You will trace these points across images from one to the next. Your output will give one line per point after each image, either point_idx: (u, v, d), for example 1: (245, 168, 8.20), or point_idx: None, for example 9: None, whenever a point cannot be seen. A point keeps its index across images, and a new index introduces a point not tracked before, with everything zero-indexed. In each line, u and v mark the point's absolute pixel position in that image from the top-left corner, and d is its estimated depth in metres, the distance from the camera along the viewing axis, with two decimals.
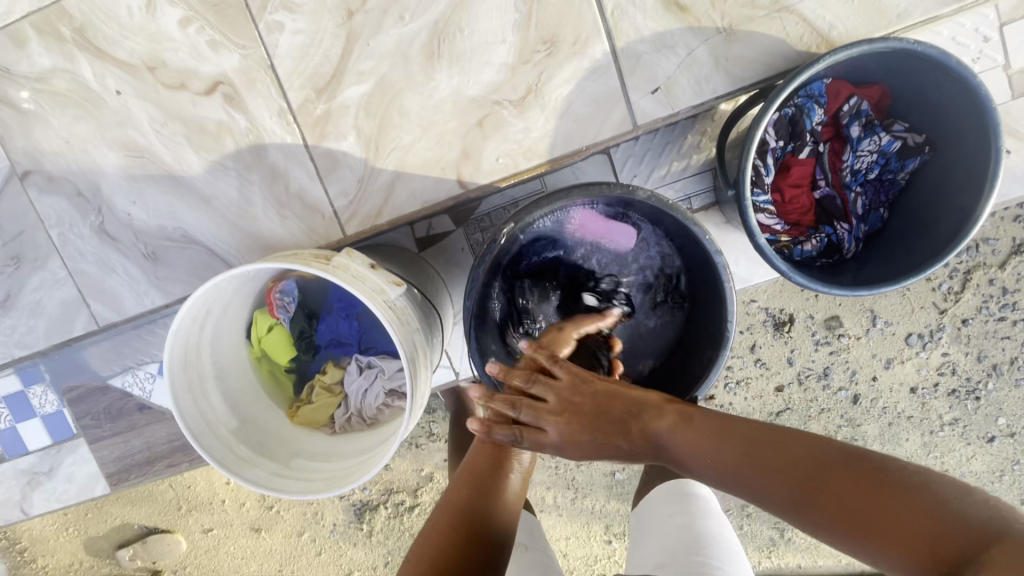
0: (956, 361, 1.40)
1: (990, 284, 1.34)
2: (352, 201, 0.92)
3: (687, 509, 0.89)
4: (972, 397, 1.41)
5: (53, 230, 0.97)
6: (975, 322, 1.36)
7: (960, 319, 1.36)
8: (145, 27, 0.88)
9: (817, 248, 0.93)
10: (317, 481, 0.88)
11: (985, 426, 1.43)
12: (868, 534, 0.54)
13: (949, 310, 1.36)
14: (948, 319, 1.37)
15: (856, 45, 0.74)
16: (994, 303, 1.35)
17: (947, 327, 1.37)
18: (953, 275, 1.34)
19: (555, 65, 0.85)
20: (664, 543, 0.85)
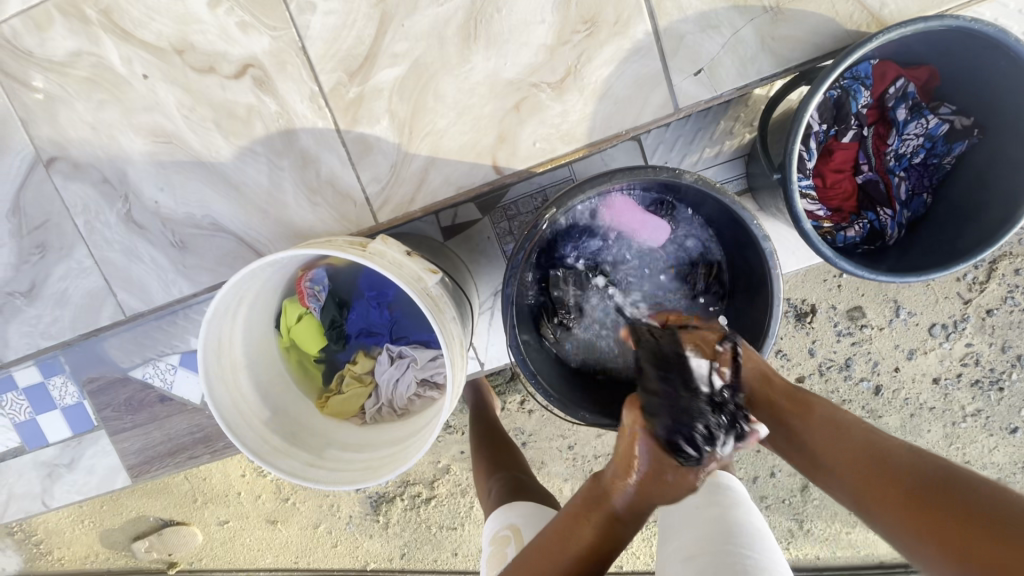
0: (980, 351, 1.38)
1: (1016, 274, 1.32)
2: (385, 187, 0.90)
3: (718, 494, 0.69)
4: (996, 387, 1.40)
5: (79, 218, 0.95)
6: (999, 312, 1.34)
7: (985, 309, 1.34)
8: (172, 8, 0.86)
9: (859, 235, 0.91)
10: (351, 471, 0.87)
11: (1008, 417, 1.42)
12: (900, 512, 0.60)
13: (974, 300, 1.34)
14: (972, 310, 1.35)
15: (911, 23, 0.72)
16: (1020, 294, 1.34)
17: (972, 317, 1.36)
18: (979, 265, 1.32)
19: (595, 45, 0.83)
20: (694, 530, 0.65)
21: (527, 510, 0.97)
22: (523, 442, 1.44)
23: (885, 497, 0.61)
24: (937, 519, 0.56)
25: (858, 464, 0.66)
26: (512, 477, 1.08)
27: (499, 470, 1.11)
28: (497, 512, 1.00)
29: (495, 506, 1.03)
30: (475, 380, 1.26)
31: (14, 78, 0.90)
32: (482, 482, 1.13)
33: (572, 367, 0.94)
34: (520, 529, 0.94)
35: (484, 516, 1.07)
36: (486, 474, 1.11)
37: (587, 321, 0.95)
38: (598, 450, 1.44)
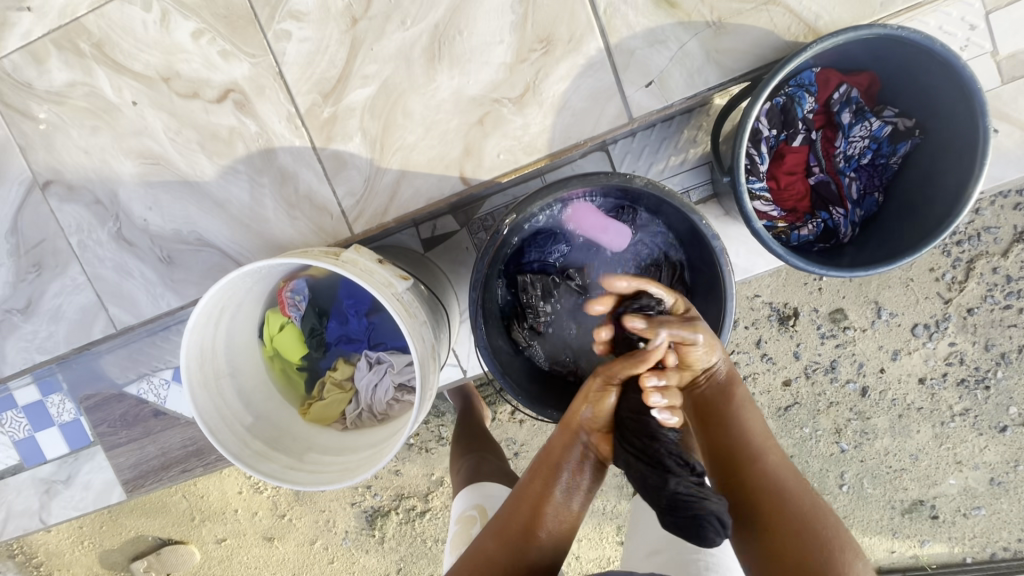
0: (964, 350, 1.40)
1: (994, 272, 1.35)
2: (359, 200, 0.95)
3: None
4: (982, 386, 1.42)
5: (73, 237, 1.01)
6: (981, 311, 1.37)
7: (965, 308, 1.36)
8: (159, 40, 0.92)
9: (813, 234, 0.95)
10: (330, 473, 0.90)
11: (997, 415, 1.43)
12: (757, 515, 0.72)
13: (954, 299, 1.37)
14: (953, 309, 1.38)
15: (842, 33, 0.77)
16: (999, 292, 1.36)
17: (953, 317, 1.38)
18: (956, 265, 1.35)
19: (551, 62, 0.88)
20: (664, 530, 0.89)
21: (493, 492, 1.07)
22: (515, 452, 1.46)
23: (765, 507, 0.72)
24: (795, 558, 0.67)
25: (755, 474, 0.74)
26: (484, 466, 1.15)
27: (468, 453, 1.19)
28: (465, 492, 1.10)
29: (463, 484, 1.13)
30: (461, 384, 1.30)
31: (13, 108, 0.97)
32: (454, 463, 1.21)
33: (543, 369, 0.98)
34: (484, 509, 1.04)
35: (454, 492, 1.17)
36: (457, 455, 1.21)
37: (556, 324, 0.99)
38: None
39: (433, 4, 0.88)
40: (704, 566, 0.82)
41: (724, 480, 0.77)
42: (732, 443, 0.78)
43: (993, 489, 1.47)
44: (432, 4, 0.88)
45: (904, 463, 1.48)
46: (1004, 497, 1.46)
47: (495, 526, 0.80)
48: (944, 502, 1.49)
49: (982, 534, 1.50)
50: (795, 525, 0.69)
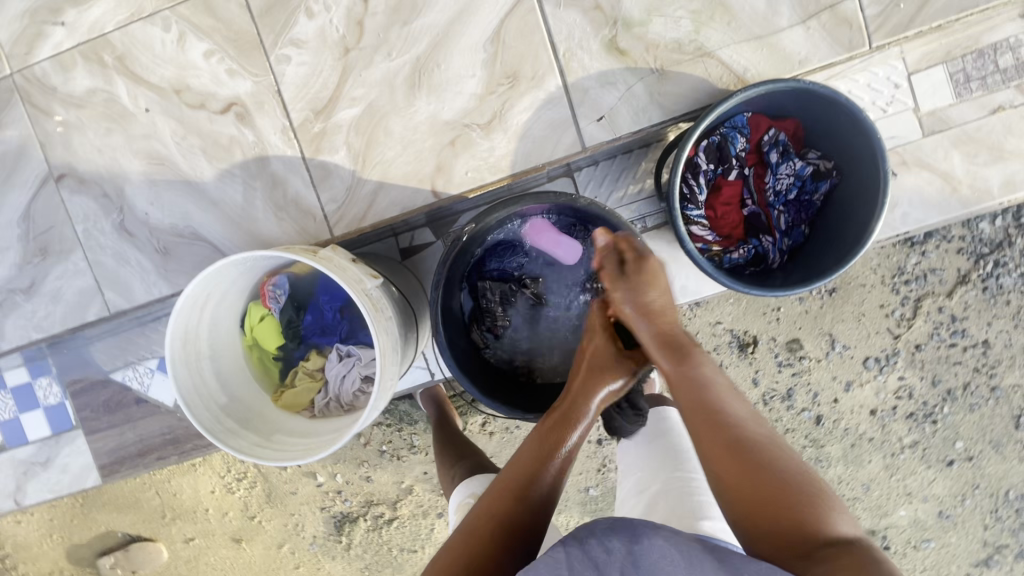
0: (912, 385, 1.49)
1: (940, 312, 1.44)
2: (341, 205, 1.06)
3: (664, 430, 1.01)
4: (930, 420, 1.50)
5: (79, 225, 1.11)
6: (928, 347, 1.46)
7: (913, 344, 1.46)
8: (174, 56, 1.05)
9: (744, 258, 1.06)
10: (295, 451, 0.98)
11: (944, 449, 1.51)
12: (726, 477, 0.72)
13: (903, 335, 1.46)
14: (902, 344, 1.46)
15: (762, 84, 0.90)
16: (945, 330, 1.45)
17: (902, 352, 1.47)
18: (905, 302, 1.44)
19: (516, 95, 1.01)
20: (652, 468, 0.97)
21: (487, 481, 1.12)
22: None
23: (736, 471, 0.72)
24: (772, 512, 0.68)
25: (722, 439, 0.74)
26: (473, 464, 1.19)
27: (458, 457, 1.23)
28: (462, 485, 1.13)
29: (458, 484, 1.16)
30: (431, 389, 1.36)
31: (37, 108, 1.08)
32: (446, 470, 1.24)
33: (497, 369, 1.07)
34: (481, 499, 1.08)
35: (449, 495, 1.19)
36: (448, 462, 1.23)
37: (511, 328, 1.08)
38: None
39: (416, 40, 1.01)
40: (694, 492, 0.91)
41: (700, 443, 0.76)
42: (697, 407, 0.78)
43: (942, 522, 1.54)
44: (415, 40, 1.01)
45: (857, 492, 1.55)
46: (952, 530, 1.53)
47: (499, 487, 0.81)
48: (894, 533, 1.57)
49: (931, 567, 1.56)
50: (767, 484, 0.70)
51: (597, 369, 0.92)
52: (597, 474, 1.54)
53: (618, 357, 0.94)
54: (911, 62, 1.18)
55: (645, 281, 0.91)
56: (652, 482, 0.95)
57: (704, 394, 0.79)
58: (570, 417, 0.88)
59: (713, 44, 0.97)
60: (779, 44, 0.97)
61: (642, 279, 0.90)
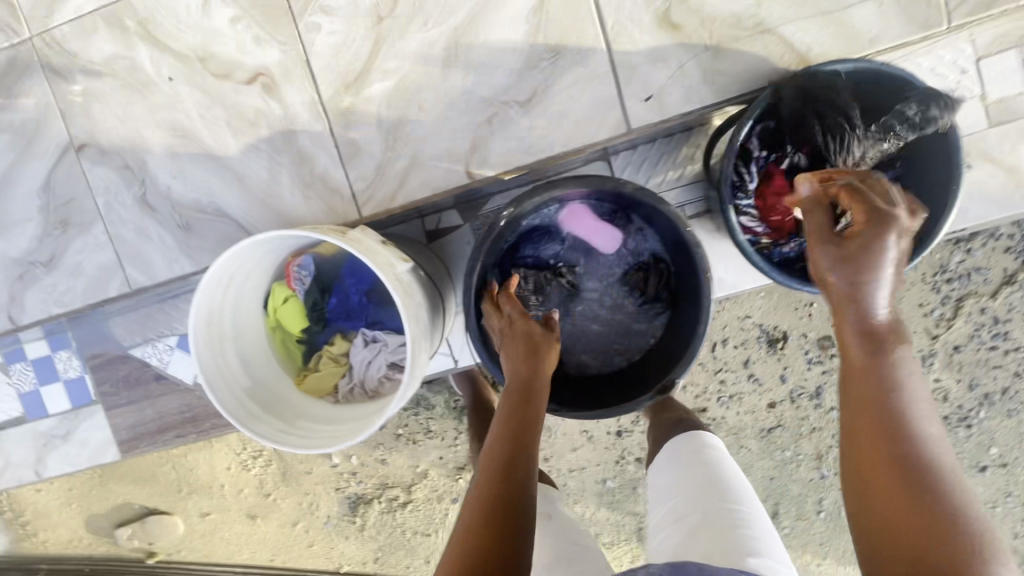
0: (948, 387, 1.42)
1: (982, 313, 1.36)
2: (370, 184, 1.01)
3: (701, 454, 0.97)
4: (964, 424, 1.44)
5: (100, 198, 1.07)
6: (966, 349, 1.38)
7: (951, 346, 1.38)
8: (199, 22, 1.00)
9: (796, 250, 1.00)
10: (319, 438, 0.95)
11: (977, 454, 1.45)
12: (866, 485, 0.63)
13: (941, 336, 1.38)
14: (940, 345, 1.39)
15: (835, 68, 0.83)
16: (986, 332, 1.38)
17: (939, 353, 1.40)
18: (945, 302, 1.36)
19: (559, 71, 0.94)
20: (688, 496, 0.91)
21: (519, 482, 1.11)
22: None
23: (871, 486, 0.62)
24: (911, 548, 0.58)
25: (870, 445, 0.63)
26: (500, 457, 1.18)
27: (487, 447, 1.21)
28: None
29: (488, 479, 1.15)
30: (469, 370, 1.33)
31: (57, 74, 1.04)
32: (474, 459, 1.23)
33: None
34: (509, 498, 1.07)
35: None
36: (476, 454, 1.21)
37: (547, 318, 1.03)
38: (572, 464, 1.51)
39: (454, 10, 0.95)
40: (737, 519, 0.86)
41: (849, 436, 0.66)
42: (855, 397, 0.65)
43: None
44: (454, 10, 0.95)
45: None
46: None
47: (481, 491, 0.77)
48: None
49: None
50: (914, 516, 0.58)
51: (519, 359, 0.87)
52: (614, 466, 1.51)
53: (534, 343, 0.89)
54: (982, 45, 1.09)
55: (876, 238, 0.68)
56: (688, 510, 0.89)
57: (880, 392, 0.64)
58: (524, 394, 0.84)
59: (775, 21, 0.90)
60: (848, 22, 0.90)
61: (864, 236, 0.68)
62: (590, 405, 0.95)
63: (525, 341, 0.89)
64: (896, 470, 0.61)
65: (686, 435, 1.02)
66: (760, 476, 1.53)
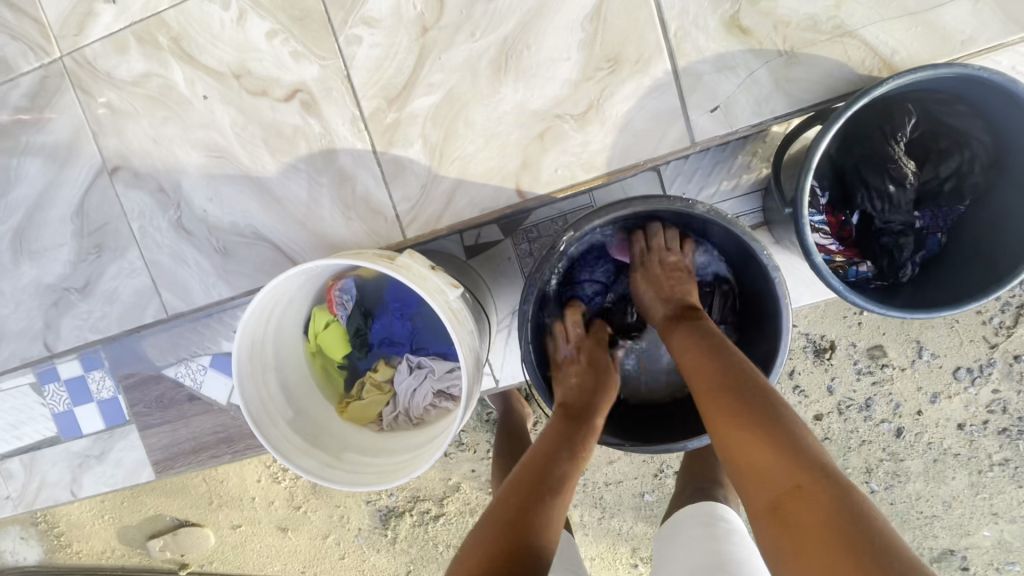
0: (1008, 399, 1.33)
1: None
2: (415, 205, 0.96)
3: (709, 523, 0.92)
4: None
5: (135, 222, 1.04)
6: None
7: (1013, 355, 1.29)
8: (234, 37, 0.95)
9: (872, 270, 0.92)
10: (366, 474, 0.91)
11: None
12: (742, 460, 0.65)
13: (1001, 344, 1.30)
14: (999, 354, 1.31)
15: (919, 71, 0.74)
16: None
17: (998, 362, 1.31)
18: (1005, 309, 1.28)
19: (617, 82, 0.88)
20: (689, 559, 0.86)
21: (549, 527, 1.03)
22: None
23: (749, 452, 0.65)
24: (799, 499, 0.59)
25: (733, 417, 0.68)
26: None
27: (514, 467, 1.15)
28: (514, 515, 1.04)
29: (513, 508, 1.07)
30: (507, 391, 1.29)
31: (89, 94, 1.00)
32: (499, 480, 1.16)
33: None
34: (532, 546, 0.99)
35: None
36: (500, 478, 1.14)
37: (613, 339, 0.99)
38: (609, 478, 1.46)
39: (504, 18, 0.89)
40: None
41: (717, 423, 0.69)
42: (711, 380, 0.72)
43: None
44: (503, 18, 0.89)
45: (935, 509, 1.41)
46: None
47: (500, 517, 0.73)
48: (976, 553, 1.43)
49: None
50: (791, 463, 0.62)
51: (586, 381, 0.88)
52: (653, 478, 1.44)
53: (587, 369, 0.89)
54: None
55: (656, 273, 0.89)
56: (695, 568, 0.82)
57: (727, 366, 0.73)
58: (578, 419, 0.83)
59: (856, 23, 0.83)
60: (937, 22, 0.82)
61: (647, 270, 0.89)
62: (654, 438, 0.87)
63: (592, 361, 0.90)
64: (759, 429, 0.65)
65: (708, 504, 0.98)
66: None
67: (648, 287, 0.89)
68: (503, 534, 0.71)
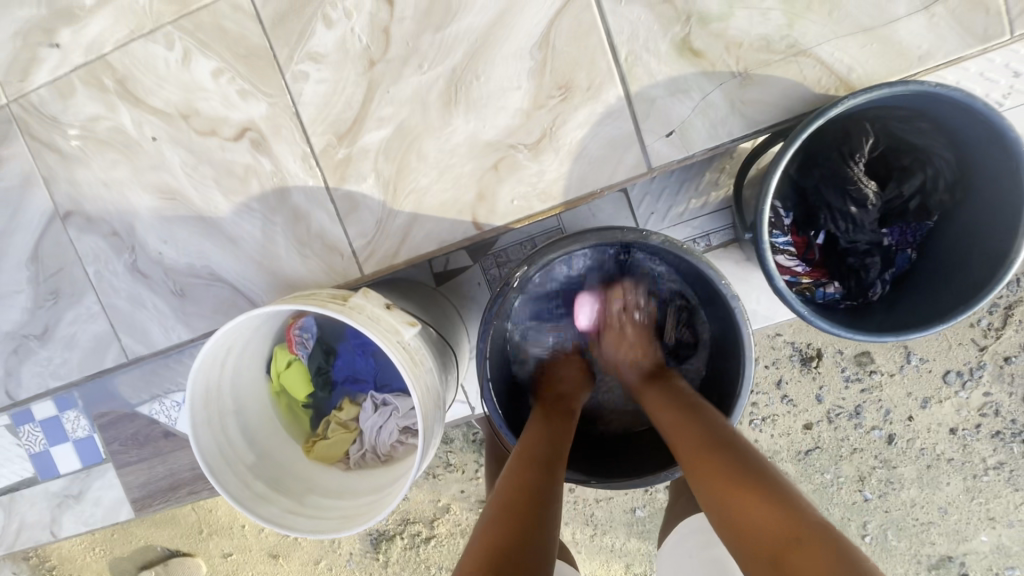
0: (999, 401, 1.30)
1: None
2: (370, 241, 0.94)
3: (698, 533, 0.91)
4: (1019, 440, 1.30)
5: (90, 266, 1.02)
6: (1018, 359, 1.27)
7: (1002, 356, 1.27)
8: (180, 77, 0.93)
9: (840, 291, 0.90)
10: (328, 520, 0.88)
11: None
12: (733, 516, 0.63)
13: (990, 347, 1.27)
14: (988, 357, 1.28)
15: (874, 89, 0.72)
16: None
17: (988, 365, 1.28)
18: (993, 311, 1.25)
19: (569, 109, 0.86)
20: None
21: None
22: None
23: (737, 508, 0.63)
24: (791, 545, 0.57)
25: (716, 471, 0.67)
26: None
27: None
28: None
29: None
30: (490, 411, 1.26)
31: (38, 140, 0.99)
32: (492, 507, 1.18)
33: None
34: None
35: None
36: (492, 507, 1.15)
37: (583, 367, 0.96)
38: (599, 494, 1.43)
39: (451, 48, 0.87)
40: None
41: (700, 477, 0.69)
42: (693, 436, 0.73)
43: None
44: (451, 49, 0.87)
45: (932, 516, 1.36)
46: None
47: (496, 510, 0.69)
48: (974, 559, 1.36)
49: None
50: (781, 516, 0.60)
51: (573, 381, 0.93)
52: (643, 493, 1.42)
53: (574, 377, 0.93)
54: None
55: (624, 333, 0.92)
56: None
57: (707, 421, 0.74)
58: (564, 421, 0.84)
59: (810, 42, 0.81)
60: (893, 39, 0.81)
61: (616, 331, 0.92)
62: (620, 473, 0.84)
63: (576, 372, 0.95)
64: (745, 482, 0.65)
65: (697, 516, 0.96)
66: None
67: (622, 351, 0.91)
68: (504, 528, 0.66)
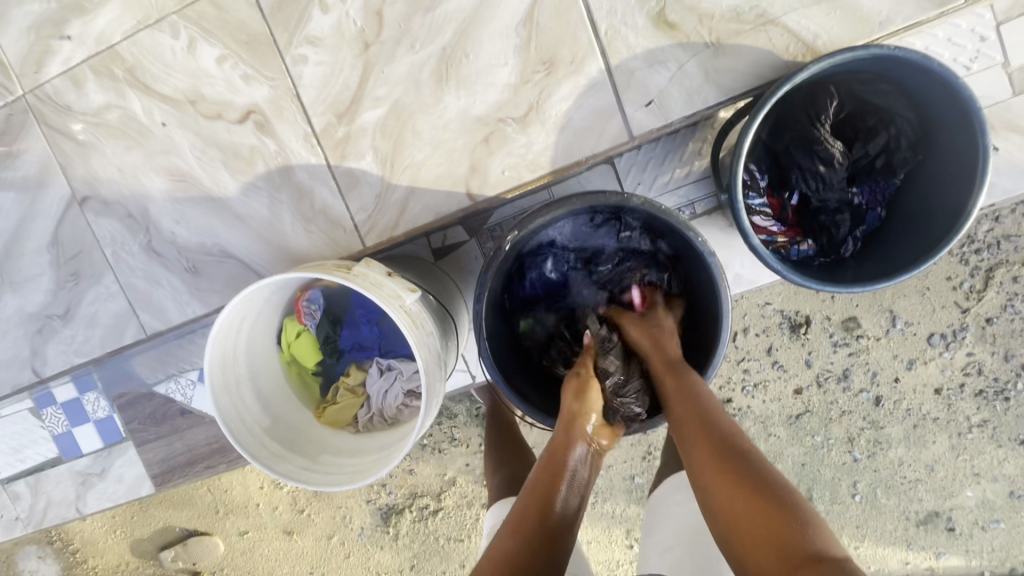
0: (982, 360, 1.33)
1: (1015, 282, 1.27)
2: (371, 214, 1.00)
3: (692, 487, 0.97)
4: (1001, 398, 1.34)
5: (108, 248, 1.08)
6: (1000, 321, 1.30)
7: (984, 318, 1.30)
8: (186, 64, 0.98)
9: (813, 248, 0.96)
10: (341, 475, 0.95)
11: (1018, 427, 1.35)
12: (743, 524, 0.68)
13: (973, 309, 1.30)
14: (971, 318, 1.30)
15: (842, 52, 0.77)
16: (1021, 301, 1.29)
17: (971, 326, 1.31)
18: (975, 274, 1.27)
19: (554, 83, 0.91)
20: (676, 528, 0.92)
21: None
22: None
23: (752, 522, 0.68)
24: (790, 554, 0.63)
25: (731, 479, 0.72)
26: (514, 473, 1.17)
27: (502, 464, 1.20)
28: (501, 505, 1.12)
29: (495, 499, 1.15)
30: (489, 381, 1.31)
31: (55, 129, 1.04)
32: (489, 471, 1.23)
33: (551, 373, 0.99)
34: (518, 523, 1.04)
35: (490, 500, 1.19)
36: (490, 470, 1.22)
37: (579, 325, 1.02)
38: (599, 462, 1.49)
39: (440, 29, 0.92)
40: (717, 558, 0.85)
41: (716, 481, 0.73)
42: (708, 440, 0.76)
43: (1013, 503, 1.38)
44: (440, 29, 0.92)
45: (919, 474, 1.39)
46: None
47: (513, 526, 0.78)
48: (961, 514, 1.40)
49: (1001, 549, 1.40)
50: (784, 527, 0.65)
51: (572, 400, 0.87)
52: (642, 460, 1.48)
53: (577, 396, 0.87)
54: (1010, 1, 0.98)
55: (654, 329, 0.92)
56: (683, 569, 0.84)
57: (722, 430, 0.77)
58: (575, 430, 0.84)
59: (778, 11, 0.88)
60: (855, 7, 0.88)
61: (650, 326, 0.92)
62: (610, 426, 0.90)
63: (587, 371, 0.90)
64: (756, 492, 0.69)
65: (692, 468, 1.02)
66: (790, 464, 1.43)
67: (640, 329, 0.93)
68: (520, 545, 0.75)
